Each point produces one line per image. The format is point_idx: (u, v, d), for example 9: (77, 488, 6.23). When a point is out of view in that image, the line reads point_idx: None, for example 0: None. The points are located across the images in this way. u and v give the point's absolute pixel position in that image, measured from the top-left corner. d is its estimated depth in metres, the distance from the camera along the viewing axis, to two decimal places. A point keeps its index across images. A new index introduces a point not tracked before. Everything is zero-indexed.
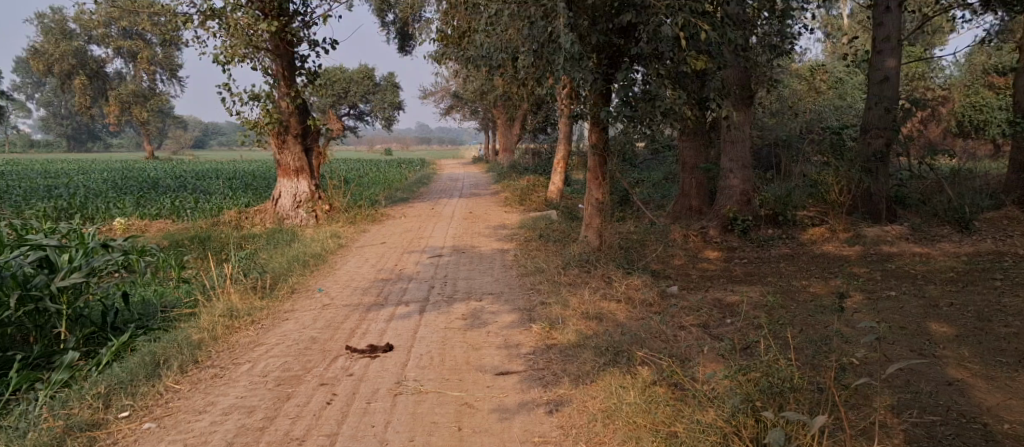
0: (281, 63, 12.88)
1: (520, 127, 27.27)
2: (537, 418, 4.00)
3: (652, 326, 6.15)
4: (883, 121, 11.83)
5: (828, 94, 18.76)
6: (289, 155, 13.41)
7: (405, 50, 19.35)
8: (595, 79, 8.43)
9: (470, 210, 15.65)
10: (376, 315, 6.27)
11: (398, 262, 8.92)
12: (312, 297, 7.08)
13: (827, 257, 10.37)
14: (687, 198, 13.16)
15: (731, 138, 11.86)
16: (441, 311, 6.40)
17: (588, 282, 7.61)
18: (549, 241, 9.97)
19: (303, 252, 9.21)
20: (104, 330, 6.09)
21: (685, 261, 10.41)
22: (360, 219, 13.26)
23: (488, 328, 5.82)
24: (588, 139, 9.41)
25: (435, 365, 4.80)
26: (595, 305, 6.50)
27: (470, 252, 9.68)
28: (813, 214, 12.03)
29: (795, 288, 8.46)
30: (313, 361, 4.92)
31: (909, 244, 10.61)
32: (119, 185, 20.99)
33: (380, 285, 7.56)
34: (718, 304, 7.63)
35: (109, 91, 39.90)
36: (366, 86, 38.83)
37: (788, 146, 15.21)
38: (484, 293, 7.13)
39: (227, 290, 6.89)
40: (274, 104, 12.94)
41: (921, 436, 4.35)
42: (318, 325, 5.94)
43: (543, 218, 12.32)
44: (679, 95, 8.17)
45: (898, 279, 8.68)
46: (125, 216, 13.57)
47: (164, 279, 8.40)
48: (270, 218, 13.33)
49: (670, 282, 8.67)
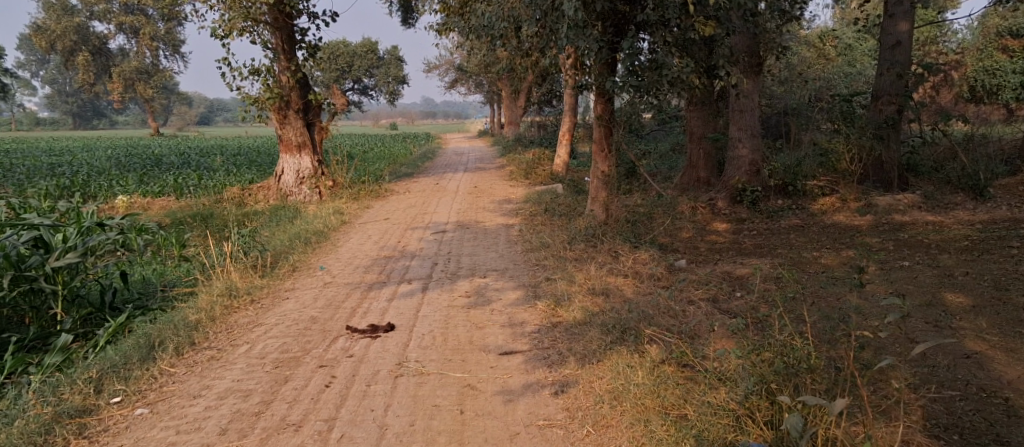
0: (280, 36, 12.65)
1: (525, 99, 26.96)
2: (543, 400, 3.87)
3: (661, 303, 6.00)
4: (894, 88, 11.58)
5: (837, 61, 18.40)
6: (291, 130, 13.20)
7: (407, 22, 19.02)
8: (600, 47, 8.19)
9: (475, 184, 15.48)
10: (377, 293, 6.15)
11: (402, 238, 8.77)
12: (313, 275, 6.96)
13: (837, 228, 10.16)
14: (694, 170, 12.96)
15: (740, 107, 11.62)
16: (444, 288, 6.29)
17: (595, 257, 7.47)
18: (555, 215, 9.78)
19: (304, 229, 9.07)
20: (102, 311, 6.02)
21: (694, 234, 10.23)
22: (364, 195, 13.12)
23: (492, 306, 5.71)
24: (593, 110, 9.20)
25: (438, 345, 4.68)
26: (602, 281, 6.37)
27: (474, 227, 9.54)
28: (823, 183, 11.82)
29: (807, 260, 8.29)
30: (312, 342, 4.80)
31: (922, 213, 10.38)
32: (123, 162, 20.87)
33: (382, 263, 7.42)
34: (727, 278, 7.49)
35: (112, 68, 39.65)
36: (369, 60, 38.45)
37: (799, 114, 14.89)
38: (489, 270, 6.98)
39: (226, 269, 6.76)
40: (274, 78, 12.74)
41: (940, 412, 4.22)
42: (319, 304, 5.82)
43: (549, 192, 12.13)
44: (686, 64, 7.92)
45: (912, 249, 8.48)
46: (127, 194, 13.47)
47: (165, 258, 8.30)
48: (274, 195, 13.20)
49: (678, 256, 8.50)
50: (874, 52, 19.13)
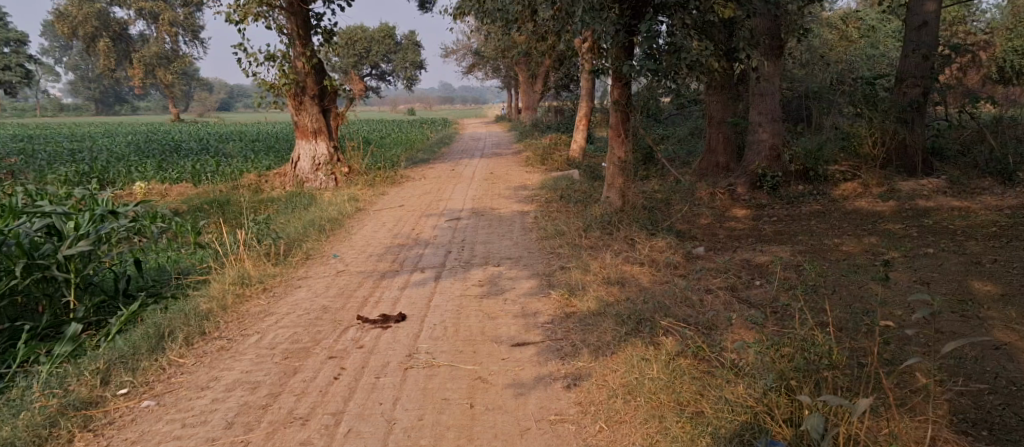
0: (295, 21, 12.58)
1: (542, 83, 26.72)
2: (555, 393, 3.79)
3: (678, 292, 5.88)
4: (920, 69, 11.29)
5: (861, 43, 17.99)
6: (307, 117, 13.15)
7: (424, 7, 18.88)
8: (616, 30, 8.03)
9: (491, 170, 15.37)
10: (390, 282, 6.08)
11: (416, 226, 8.71)
12: (326, 263, 6.91)
13: (860, 213, 9.93)
14: (713, 155, 12.74)
15: (760, 90, 11.38)
16: (458, 277, 6.21)
17: (611, 244, 7.35)
18: (571, 202, 9.65)
19: (319, 216, 9.03)
20: (115, 298, 6.04)
21: (712, 221, 10.06)
22: (380, 181, 13.07)
23: (505, 295, 5.63)
24: (610, 95, 9.04)
25: (449, 336, 4.60)
26: (617, 270, 6.25)
27: (489, 214, 9.45)
28: (845, 168, 11.57)
29: (828, 247, 8.10)
30: (323, 333, 4.75)
31: (948, 198, 10.12)
32: (143, 148, 21.02)
33: (396, 251, 7.36)
34: (746, 266, 7.33)
35: (133, 54, 39.90)
36: (387, 45, 38.28)
37: (821, 97, 14.58)
38: (503, 258, 6.89)
39: (240, 256, 6.74)
40: (289, 64, 12.69)
41: (968, 407, 4.07)
42: (331, 292, 5.78)
43: (565, 178, 11.99)
44: (705, 47, 7.75)
45: (937, 235, 8.25)
46: (145, 181, 13.53)
47: (181, 245, 8.31)
48: (290, 182, 13.19)
49: (696, 243, 8.35)
50: (899, 33, 18.67)
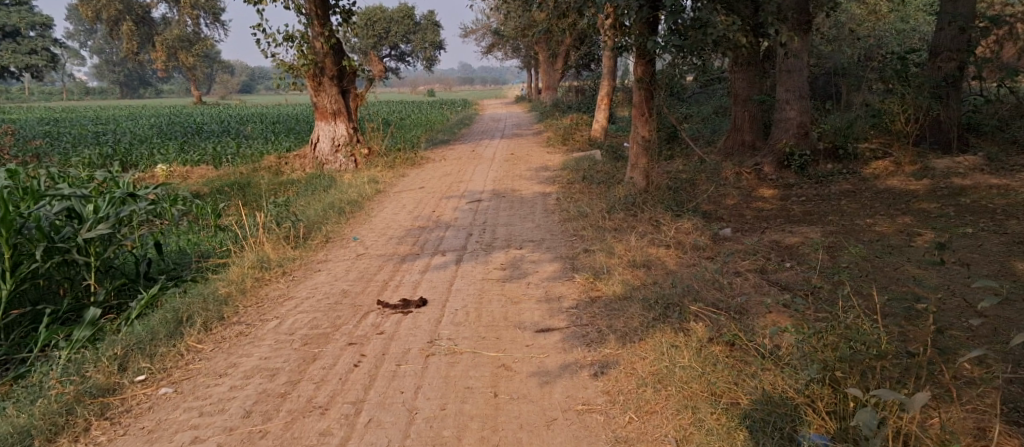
0: (313, 1, 12.42)
1: (563, 62, 26.37)
2: (581, 382, 3.65)
3: (706, 275, 5.72)
4: (956, 43, 10.90)
5: (891, 17, 17.47)
6: (326, 98, 13.04)
7: None
8: (640, 5, 7.79)
9: (512, 151, 15.19)
10: (410, 266, 5.97)
11: (436, 207, 8.59)
12: (346, 247, 6.81)
13: (893, 192, 9.62)
14: (739, 134, 12.45)
15: (788, 67, 11.08)
16: (479, 261, 6.08)
17: (636, 226, 7.17)
18: (594, 183, 9.46)
19: (339, 198, 8.94)
20: (136, 282, 5.99)
21: (739, 201, 9.82)
22: (399, 163, 12.96)
23: (528, 279, 5.49)
24: (633, 73, 8.81)
25: (471, 322, 4.48)
26: (643, 253, 6.09)
27: (510, 196, 9.29)
28: (875, 147, 11.29)
29: (860, 227, 7.85)
30: (342, 318, 4.65)
31: (985, 176, 9.77)
32: (165, 131, 21.09)
33: (416, 233, 7.24)
34: (775, 247, 7.12)
35: (155, 37, 40.09)
36: (407, 25, 37.96)
37: (851, 73, 14.16)
38: (525, 241, 6.75)
39: (259, 239, 6.65)
40: (308, 44, 12.57)
41: (1018, 394, 3.87)
42: (351, 276, 5.68)
43: (587, 158, 11.79)
44: (732, 22, 7.49)
45: (975, 215, 7.95)
46: (167, 163, 13.55)
47: (201, 227, 8.27)
48: (310, 164, 13.13)
49: (722, 225, 8.14)
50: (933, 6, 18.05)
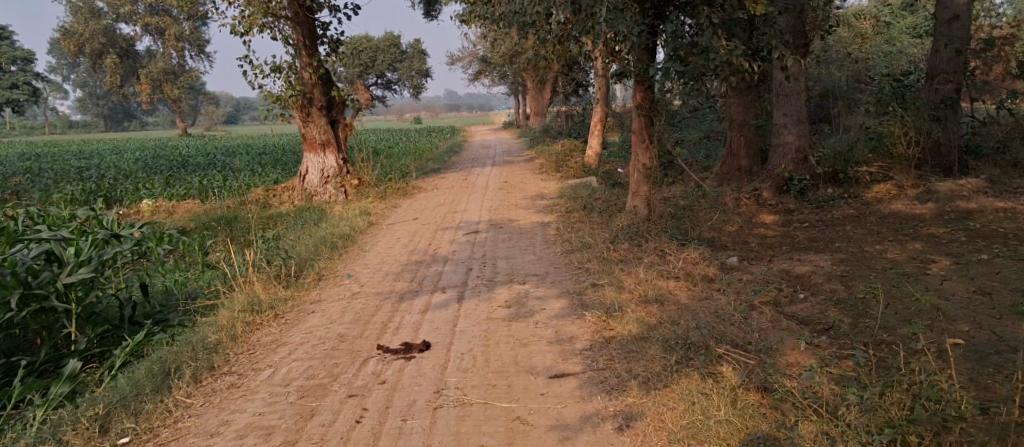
0: (301, 32, 12.24)
1: (551, 89, 26.34)
2: (606, 438, 3.38)
3: (719, 311, 5.47)
4: (951, 65, 10.88)
5: (879, 40, 17.59)
6: (314, 128, 12.78)
7: (430, 15, 18.57)
8: (640, 31, 7.66)
9: (504, 179, 14.97)
10: (409, 305, 5.66)
11: (432, 240, 8.31)
12: (341, 285, 6.50)
13: (898, 217, 9.46)
14: (735, 159, 12.28)
15: (785, 91, 11.03)
16: (482, 298, 5.79)
17: (642, 257, 6.92)
18: (593, 212, 9.21)
19: (330, 232, 8.64)
20: (119, 328, 5.63)
21: (742, 227, 9.60)
22: (391, 193, 12.69)
23: (535, 318, 5.21)
24: (631, 100, 8.64)
25: (479, 368, 4.19)
26: (653, 286, 5.84)
27: (508, 226, 9.02)
28: (875, 169, 11.03)
29: (870, 254, 7.64)
30: (340, 366, 4.34)
31: (988, 199, 9.64)
32: (150, 164, 20.71)
33: (413, 269, 6.96)
34: (786, 277, 6.89)
35: (140, 70, 39.84)
36: (393, 54, 37.96)
37: (845, 96, 14.12)
38: (528, 275, 6.49)
39: (249, 279, 6.32)
40: (296, 75, 12.36)
41: None
42: (347, 318, 5.36)
43: (583, 186, 11.58)
44: (735, 47, 7.37)
45: (987, 240, 7.78)
46: (152, 198, 13.19)
47: (188, 266, 7.93)
48: (299, 196, 12.84)
49: (728, 253, 7.92)
50: (917, 29, 18.16)
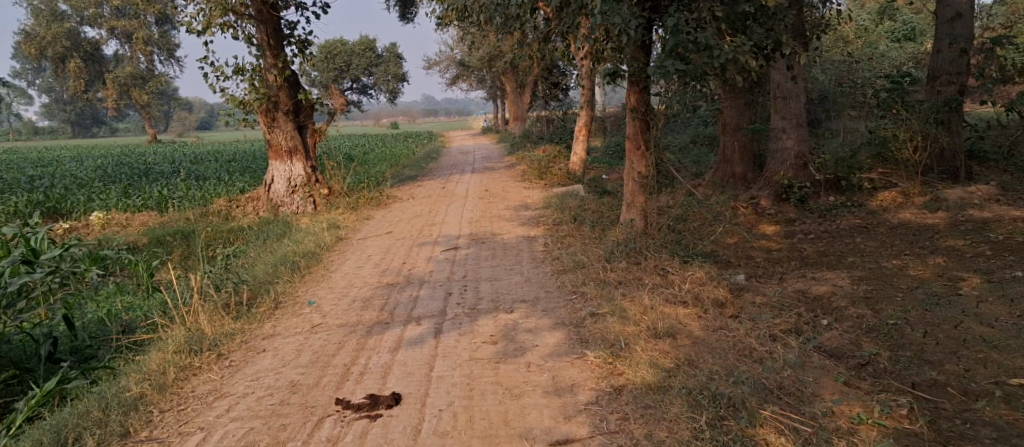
0: (265, 31, 11.37)
1: (531, 93, 25.60)
2: None
3: (740, 347, 4.70)
4: (954, 65, 10.28)
5: (867, 41, 17.09)
6: (280, 134, 11.85)
7: (405, 17, 17.72)
8: (637, 25, 6.89)
9: (485, 187, 14.13)
10: (379, 340, 4.83)
11: (407, 258, 7.47)
12: (299, 315, 5.60)
13: (907, 227, 8.82)
14: (728, 165, 11.60)
15: (783, 93, 10.45)
16: (463, 332, 4.95)
17: (642, 278, 6.15)
18: (583, 225, 8.43)
19: (294, 249, 7.75)
20: (31, 371, 4.77)
21: (742, 239, 8.87)
22: (363, 204, 11.82)
23: (527, 358, 4.39)
24: (625, 102, 7.89)
25: (461, 434, 3.44)
26: (661, 315, 5.06)
27: (491, 241, 8.19)
28: (877, 176, 10.44)
29: (891, 271, 6.93)
30: (292, 431, 3.56)
31: (1002, 208, 9.02)
32: (108, 172, 19.52)
33: (383, 294, 6.08)
34: (803, 299, 6.14)
35: (106, 75, 38.35)
36: (369, 58, 36.94)
37: (839, 100, 13.51)
38: (515, 301, 5.66)
39: (191, 309, 5.41)
40: (260, 77, 11.45)
41: None
42: (302, 360, 4.49)
43: (570, 195, 10.80)
44: (741, 43, 6.69)
45: (1016, 254, 7.10)
46: (104, 209, 12.18)
47: (132, 291, 7.05)
48: (263, 207, 11.89)
49: (733, 271, 7.18)
50: (896, 34, 17.75)
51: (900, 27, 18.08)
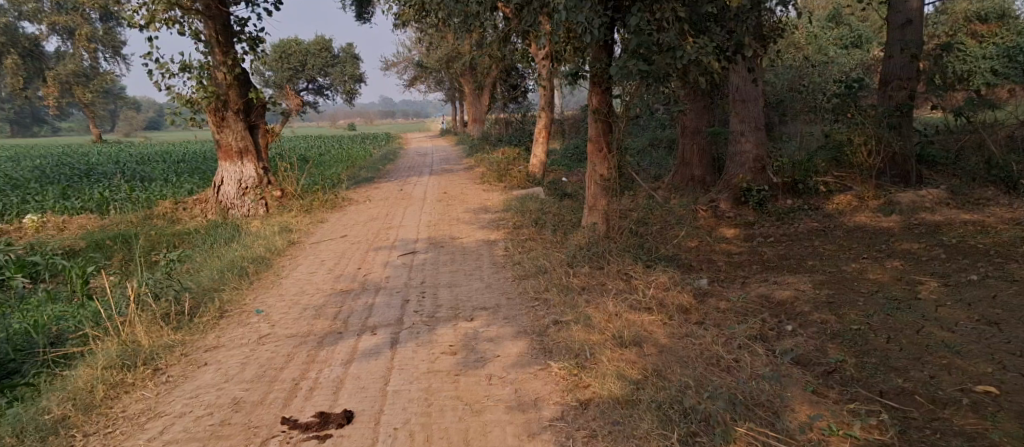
0: (213, 26, 10.92)
1: (490, 95, 25.41)
2: None
3: (706, 355, 4.59)
4: (905, 71, 10.44)
5: (820, 46, 17.38)
6: (230, 134, 11.37)
7: (362, 16, 17.30)
8: (599, 24, 6.74)
9: (443, 189, 13.87)
10: (332, 351, 4.57)
11: (362, 263, 7.18)
12: (246, 325, 5.28)
13: (864, 230, 8.89)
14: (688, 168, 11.58)
15: (742, 96, 10.46)
16: (421, 342, 4.71)
17: (606, 283, 6.01)
18: (544, 229, 8.26)
19: (242, 255, 7.38)
20: None
21: (703, 242, 8.82)
22: (318, 207, 11.45)
23: (488, 370, 4.17)
24: (587, 103, 7.75)
25: None
26: (627, 323, 4.91)
27: (450, 246, 7.95)
28: (833, 180, 10.54)
29: (851, 275, 6.93)
30: None
31: (953, 211, 9.18)
32: (47, 173, 18.62)
33: (337, 302, 5.78)
34: (767, 304, 6.07)
35: (46, 72, 36.76)
36: (324, 58, 36.21)
37: (794, 104, 13.66)
38: (476, 309, 5.44)
39: (126, 319, 5.04)
40: (208, 75, 10.98)
41: None
42: (247, 374, 4.21)
43: (530, 198, 10.63)
44: (703, 44, 6.61)
45: (970, 257, 7.18)
46: (39, 212, 11.52)
47: (65, 299, 6.60)
48: (212, 209, 11.33)
49: (696, 275, 7.10)
50: (843, 41, 18.14)
51: (847, 35, 18.48)
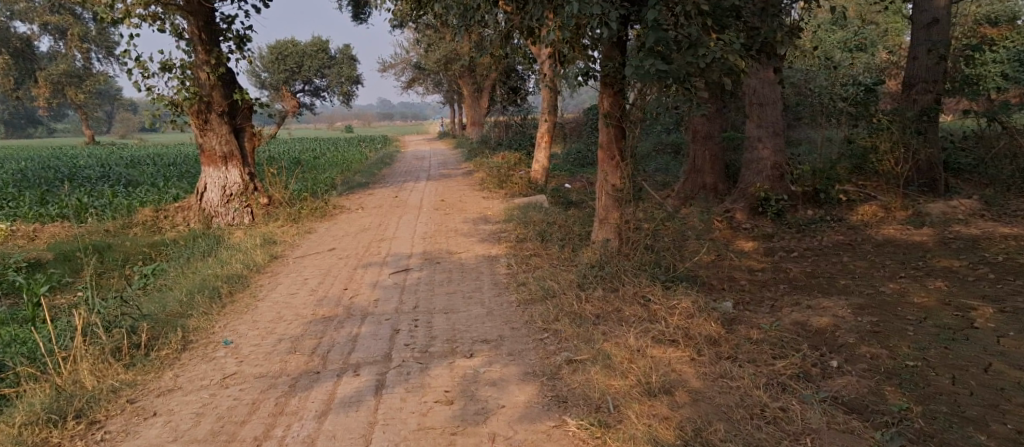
0: (196, 23, 10.21)
1: (489, 98, 24.72)
2: None
3: (748, 403, 3.89)
4: (931, 74, 9.74)
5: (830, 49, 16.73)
6: (213, 138, 10.62)
7: (358, 17, 16.68)
8: (612, 18, 5.99)
9: (440, 196, 13.13)
10: (306, 399, 3.90)
11: (348, 283, 6.45)
12: (210, 360, 4.59)
13: (895, 243, 8.20)
14: (699, 175, 10.86)
15: (762, 99, 9.79)
16: (411, 385, 4.01)
17: (622, 311, 5.29)
18: (550, 243, 7.54)
19: (216, 271, 6.67)
20: None
21: (722, 257, 8.10)
22: (307, 215, 10.73)
23: (491, 428, 3.54)
24: (597, 107, 7.04)
25: None
26: (652, 363, 4.22)
27: (447, 262, 7.22)
28: (857, 189, 9.82)
29: (892, 298, 6.17)
30: None
31: (989, 223, 8.49)
32: (31, 176, 17.86)
33: (317, 331, 5.06)
34: (805, 333, 5.35)
35: (38, 73, 35.95)
36: (320, 60, 35.24)
37: (807, 108, 12.94)
38: (476, 342, 4.73)
39: (67, 356, 4.39)
40: (190, 75, 10.26)
41: None
42: (199, 432, 3.65)
43: (533, 208, 9.92)
44: (729, 40, 5.87)
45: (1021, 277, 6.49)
46: (11, 220, 10.77)
47: (16, 323, 5.91)
48: (194, 217, 10.57)
49: (720, 297, 6.39)
50: (849, 44, 17.42)
51: (852, 38, 17.76)
